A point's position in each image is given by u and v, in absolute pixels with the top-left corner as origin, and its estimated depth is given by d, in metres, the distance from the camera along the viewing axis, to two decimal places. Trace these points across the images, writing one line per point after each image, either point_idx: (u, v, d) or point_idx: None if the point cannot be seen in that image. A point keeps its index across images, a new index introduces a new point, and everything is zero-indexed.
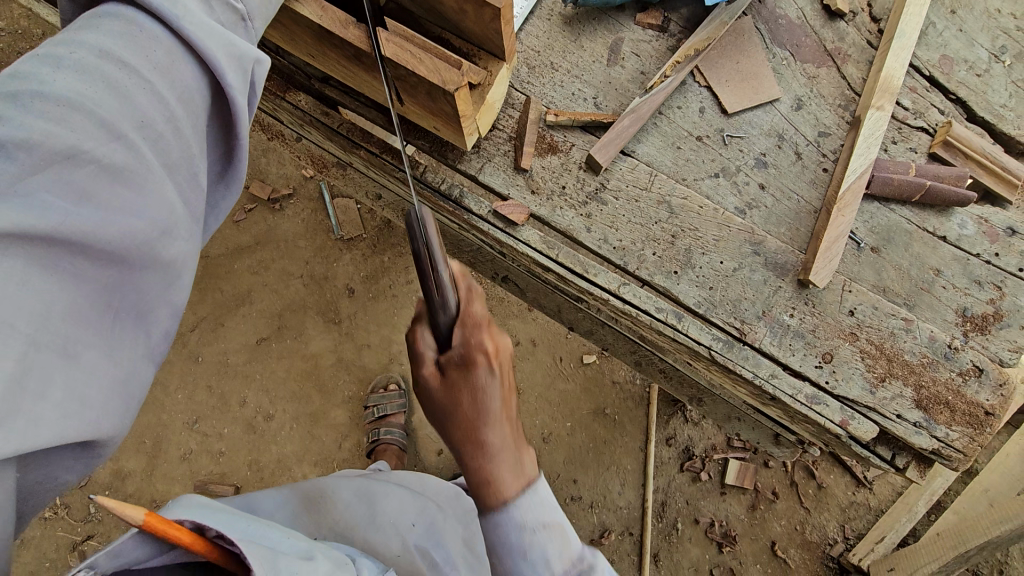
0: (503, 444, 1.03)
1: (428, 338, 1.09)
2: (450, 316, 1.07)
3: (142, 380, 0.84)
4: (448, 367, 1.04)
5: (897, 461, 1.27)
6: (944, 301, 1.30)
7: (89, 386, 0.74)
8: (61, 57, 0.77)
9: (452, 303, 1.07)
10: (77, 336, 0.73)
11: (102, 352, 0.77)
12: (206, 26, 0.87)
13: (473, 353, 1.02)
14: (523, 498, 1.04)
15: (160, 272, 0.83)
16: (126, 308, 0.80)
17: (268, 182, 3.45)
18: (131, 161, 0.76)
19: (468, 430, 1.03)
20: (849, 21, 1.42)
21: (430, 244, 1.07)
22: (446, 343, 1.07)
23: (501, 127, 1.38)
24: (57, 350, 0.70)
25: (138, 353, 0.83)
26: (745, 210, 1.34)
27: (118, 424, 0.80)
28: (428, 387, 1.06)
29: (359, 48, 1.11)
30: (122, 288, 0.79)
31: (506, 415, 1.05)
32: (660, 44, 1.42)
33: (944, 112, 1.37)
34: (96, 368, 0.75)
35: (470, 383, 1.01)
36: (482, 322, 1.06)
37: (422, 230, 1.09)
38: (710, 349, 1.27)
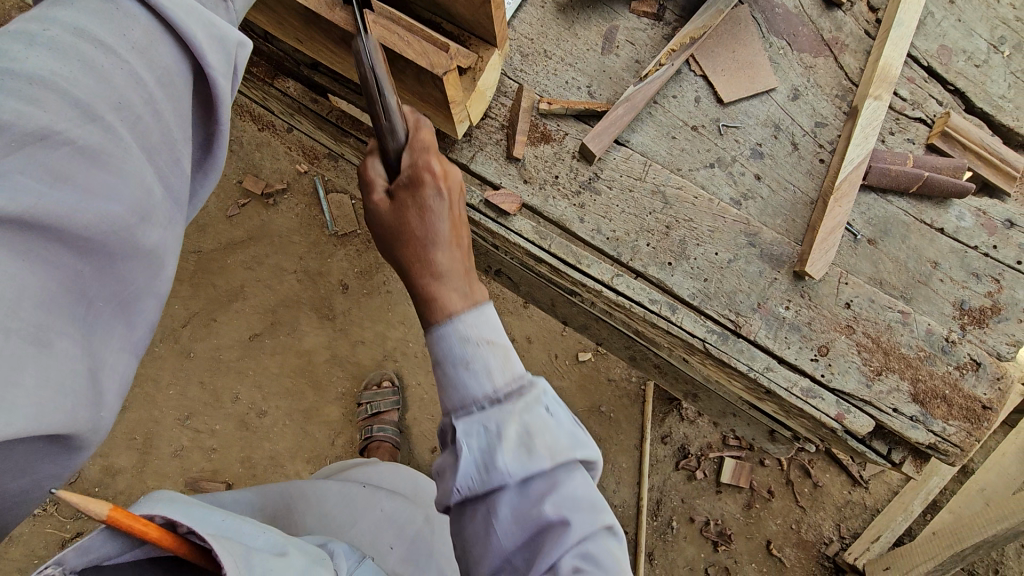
0: (451, 267, 0.97)
1: (378, 165, 1.04)
2: (404, 147, 1.00)
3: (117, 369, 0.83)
4: (399, 187, 0.98)
5: (893, 456, 1.25)
6: (941, 294, 1.28)
7: (61, 375, 0.72)
8: (35, 36, 0.74)
9: (404, 130, 1.01)
10: (50, 324, 0.72)
11: (75, 340, 0.75)
12: (186, 6, 0.85)
13: (418, 171, 0.97)
14: (471, 313, 0.92)
15: (139, 258, 0.81)
16: (102, 295, 0.79)
17: (262, 177, 3.42)
18: (107, 143, 0.74)
19: (416, 247, 0.97)
20: (847, 10, 1.40)
21: (378, 74, 0.97)
22: (396, 169, 1.01)
23: (494, 116, 1.36)
24: (28, 338, 0.69)
25: (114, 341, 0.81)
26: (740, 201, 1.32)
27: (91, 413, 0.78)
28: (381, 229, 1.00)
29: (347, 32, 1.08)
30: (99, 275, 0.77)
31: (463, 256, 0.99)
32: (655, 32, 1.40)
33: (942, 103, 1.35)
34: (68, 357, 0.74)
35: (419, 200, 0.97)
36: (430, 145, 1.01)
37: (369, 59, 0.98)
38: (704, 341, 1.25)
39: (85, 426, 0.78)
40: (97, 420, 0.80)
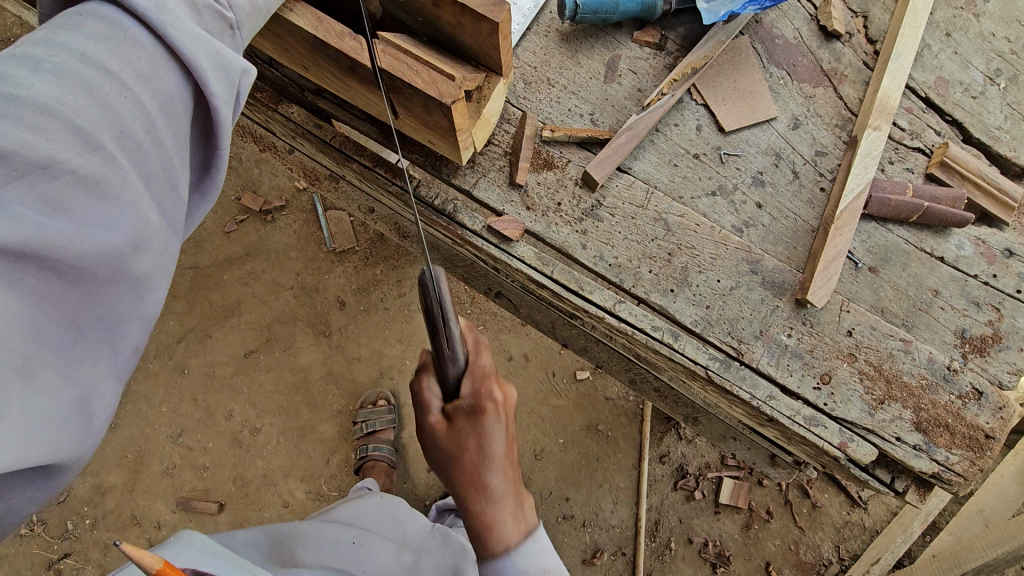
0: (505, 488, 1.03)
1: (434, 388, 1.07)
2: (458, 368, 1.04)
3: (106, 401, 0.81)
4: (455, 417, 1.02)
5: (896, 485, 1.25)
6: (942, 322, 1.28)
7: (42, 407, 0.71)
8: (40, 61, 0.74)
9: (461, 356, 1.04)
10: (39, 354, 0.71)
11: (61, 371, 0.74)
12: (193, 34, 0.85)
13: (482, 402, 1.01)
14: (525, 545, 1.05)
15: (130, 286, 0.80)
16: (92, 325, 0.78)
17: (260, 193, 3.41)
18: (106, 171, 0.74)
19: (471, 473, 1.01)
20: (846, 41, 1.42)
21: (443, 299, 1.03)
22: (453, 394, 1.04)
23: (497, 142, 1.37)
24: (13, 369, 0.68)
25: (103, 371, 0.80)
26: (742, 228, 1.33)
27: (77, 443, 0.77)
28: (436, 434, 1.04)
29: (353, 61, 1.09)
30: (89, 303, 0.76)
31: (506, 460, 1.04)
32: (658, 61, 1.42)
33: (940, 133, 1.37)
34: (52, 388, 0.73)
35: (477, 427, 1.00)
36: (490, 372, 1.06)
37: (433, 285, 1.04)
38: (707, 368, 1.25)
39: (71, 455, 0.77)
40: (84, 448, 0.79)
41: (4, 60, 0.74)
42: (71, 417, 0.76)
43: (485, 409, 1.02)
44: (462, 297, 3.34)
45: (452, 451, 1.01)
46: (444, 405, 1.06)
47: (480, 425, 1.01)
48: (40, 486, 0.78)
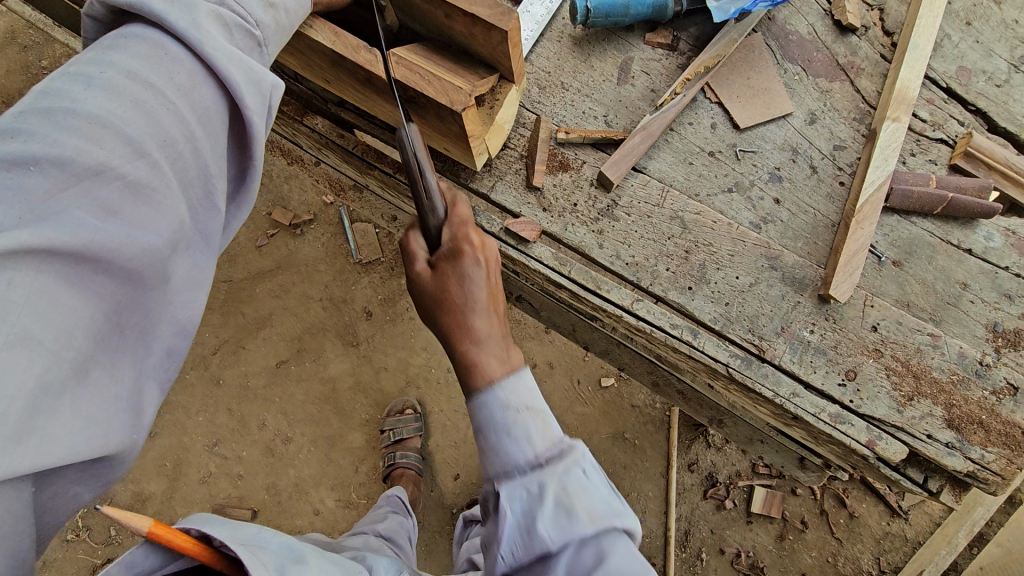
0: (491, 331, 1.00)
1: (420, 240, 1.11)
2: (439, 218, 1.09)
3: (149, 400, 0.86)
4: (436, 263, 1.05)
5: (930, 485, 1.21)
6: (972, 316, 1.25)
7: (91, 405, 0.75)
8: (92, 77, 0.79)
9: (440, 208, 1.09)
10: (91, 354, 0.75)
11: (107, 368, 0.78)
12: (228, 51, 0.90)
13: (458, 242, 1.04)
14: (510, 380, 0.96)
15: (163, 290, 0.84)
16: (133, 326, 0.82)
17: (289, 208, 3.53)
18: (152, 178, 0.79)
19: (457, 317, 1.01)
20: (861, 35, 1.41)
21: (414, 151, 1.09)
22: (435, 242, 1.09)
23: (513, 147, 1.40)
24: (72, 369, 0.72)
25: (143, 369, 0.85)
26: (760, 224, 1.32)
27: (123, 438, 0.81)
28: (417, 284, 1.06)
29: (370, 72, 1.13)
30: (133, 304, 0.81)
31: (493, 306, 1.03)
32: (670, 62, 1.43)
33: (963, 123, 1.34)
34: (101, 386, 0.77)
35: (457, 269, 1.02)
36: (468, 220, 1.08)
37: (408, 140, 1.10)
38: (727, 366, 1.23)
39: (118, 449, 0.81)
40: (131, 441, 0.84)
41: (58, 78, 0.79)
42: (117, 412, 0.80)
43: (463, 251, 1.04)
44: None
45: (439, 293, 1.03)
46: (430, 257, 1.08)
47: (461, 266, 1.03)
48: (87, 479, 0.81)
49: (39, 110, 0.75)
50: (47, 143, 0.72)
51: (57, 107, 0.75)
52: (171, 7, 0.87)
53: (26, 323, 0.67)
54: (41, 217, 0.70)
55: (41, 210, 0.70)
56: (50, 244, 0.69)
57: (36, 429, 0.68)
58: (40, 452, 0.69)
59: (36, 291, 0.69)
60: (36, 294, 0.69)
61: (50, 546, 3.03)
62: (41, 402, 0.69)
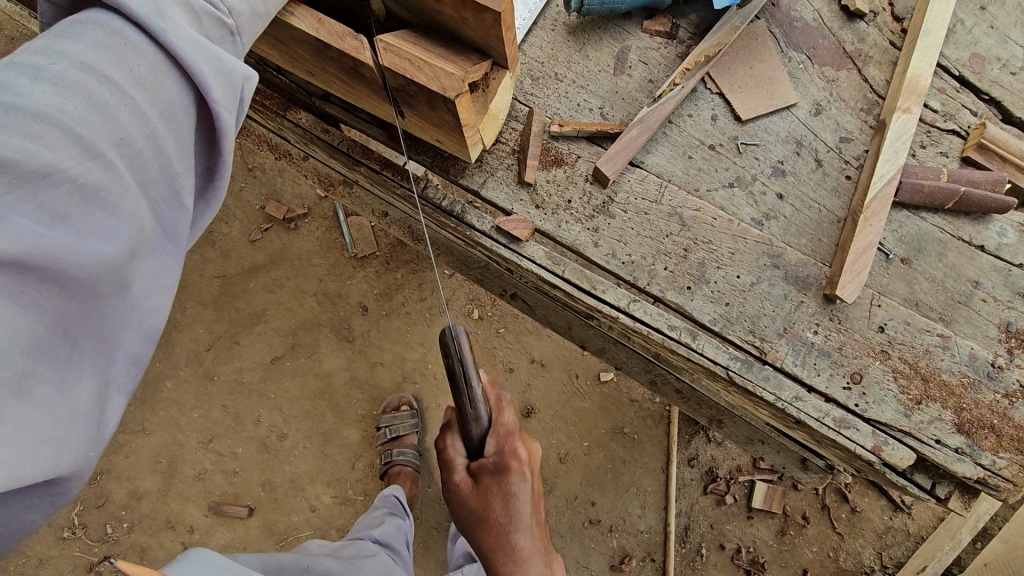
0: (532, 550, 1.14)
1: (457, 445, 1.19)
2: (482, 428, 1.13)
3: (110, 415, 0.81)
4: (480, 475, 1.12)
5: (938, 491, 1.17)
6: (984, 316, 1.20)
7: (38, 423, 0.71)
8: (40, 68, 0.73)
9: (484, 415, 1.12)
10: (35, 369, 0.70)
11: (59, 384, 0.73)
12: (194, 41, 0.84)
13: (507, 459, 1.11)
14: None
15: (125, 298, 0.79)
16: (90, 336, 0.77)
17: (283, 202, 3.47)
18: (107, 180, 0.73)
19: (498, 535, 1.12)
20: (870, 21, 1.34)
21: (464, 361, 1.10)
22: (477, 452, 1.14)
23: (505, 140, 1.34)
24: (9, 386, 0.68)
25: (104, 383, 0.80)
26: (762, 221, 1.27)
27: (75, 455, 0.76)
28: (461, 494, 1.14)
29: (356, 60, 1.06)
30: (91, 314, 0.76)
31: (532, 521, 1.16)
32: (669, 51, 1.36)
33: (977, 113, 1.27)
34: (51, 403, 0.72)
35: (502, 491, 1.09)
36: (513, 430, 1.15)
37: (456, 350, 1.10)
38: (727, 369, 1.18)
39: (70, 468, 0.76)
40: (85, 459, 0.79)
41: (1, 65, 0.73)
42: (70, 429, 0.75)
43: (509, 467, 1.11)
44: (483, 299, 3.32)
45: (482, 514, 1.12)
46: (468, 463, 1.16)
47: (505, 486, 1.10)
48: (39, 492, 0.76)
49: None
50: None
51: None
52: None
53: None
54: None
55: None
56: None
57: None
58: None
59: None
60: None
61: (46, 544, 3.01)
62: None
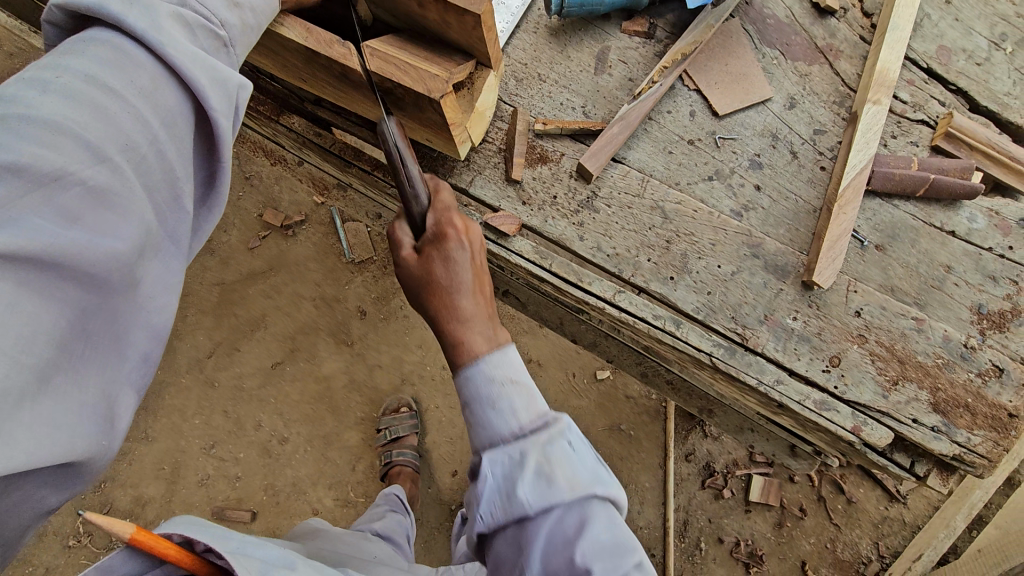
0: (476, 312, 1.02)
1: (406, 229, 1.13)
2: (423, 206, 1.11)
3: (121, 408, 0.84)
4: (421, 243, 1.07)
5: (917, 469, 1.21)
6: (957, 299, 1.24)
7: (52, 412, 0.74)
8: (47, 82, 0.78)
9: (424, 195, 1.11)
10: (53, 361, 0.74)
11: (71, 377, 0.77)
12: (191, 53, 0.89)
13: (443, 228, 1.07)
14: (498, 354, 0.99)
15: (131, 296, 0.83)
16: (99, 331, 0.80)
17: (280, 209, 3.52)
18: (114, 182, 0.77)
19: (442, 298, 1.04)
20: (840, 17, 1.39)
21: (395, 142, 1.08)
22: (419, 227, 1.10)
23: (491, 140, 1.38)
24: (31, 373, 0.71)
25: (112, 377, 0.83)
26: (741, 212, 1.31)
27: (89, 444, 0.79)
28: (406, 264, 1.08)
29: (345, 66, 1.11)
30: (101, 311, 0.80)
31: (477, 286, 1.05)
32: (647, 50, 1.41)
33: (945, 103, 1.31)
34: (65, 393, 0.76)
35: (443, 253, 1.05)
36: (450, 206, 1.11)
37: (388, 131, 1.08)
38: (712, 355, 1.22)
39: (86, 456, 0.80)
40: (99, 450, 0.82)
41: (11, 81, 0.78)
42: (82, 420, 0.78)
43: (446, 234, 1.07)
44: None
45: (422, 276, 1.05)
46: (415, 242, 1.11)
47: (444, 249, 1.06)
48: (50, 481, 0.79)
49: None
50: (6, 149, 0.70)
51: (8, 111, 0.74)
52: (128, 9, 0.86)
53: None
54: None
55: None
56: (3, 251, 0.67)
57: None
58: None
59: None
60: None
61: (51, 552, 3.03)
62: None
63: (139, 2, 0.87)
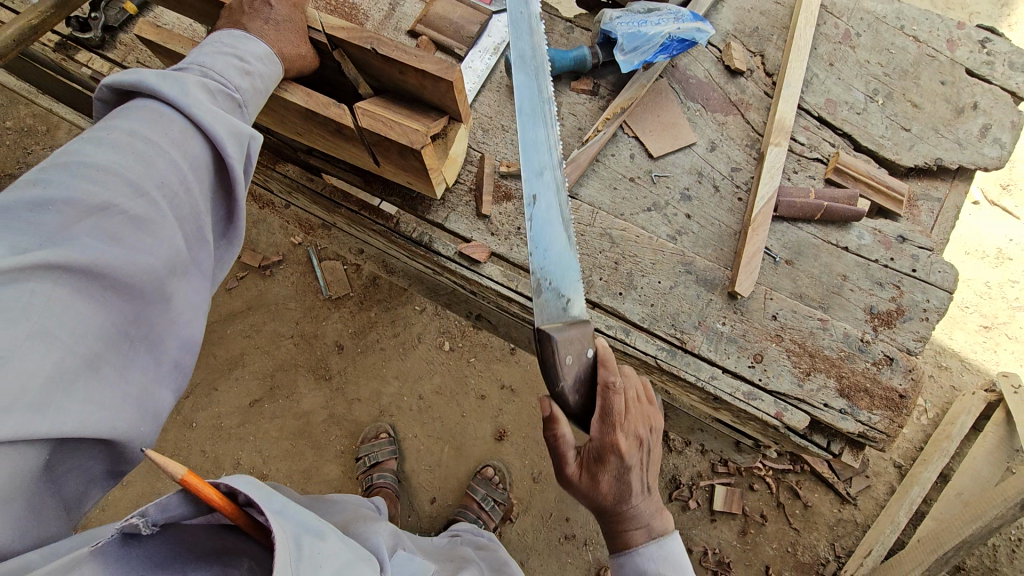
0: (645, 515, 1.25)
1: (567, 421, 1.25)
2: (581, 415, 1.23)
3: (153, 402, 0.98)
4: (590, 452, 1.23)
5: (833, 447, 1.44)
6: (853, 301, 1.49)
7: (100, 397, 0.88)
8: (101, 139, 0.98)
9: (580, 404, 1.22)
10: (100, 355, 0.89)
11: (117, 370, 0.92)
12: (213, 111, 1.09)
13: (609, 444, 1.19)
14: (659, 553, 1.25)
15: (163, 306, 0.99)
16: (138, 336, 0.96)
17: (258, 250, 3.66)
18: (151, 212, 0.96)
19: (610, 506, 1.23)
20: (748, 77, 1.67)
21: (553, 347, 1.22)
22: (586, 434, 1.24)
23: (463, 181, 1.61)
24: (84, 361, 0.86)
25: (147, 376, 0.97)
26: (675, 236, 1.55)
27: (127, 429, 0.93)
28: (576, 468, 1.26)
29: (340, 123, 1.32)
30: (139, 318, 0.95)
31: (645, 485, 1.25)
32: (593, 104, 1.67)
33: (834, 145, 1.61)
34: (111, 383, 0.90)
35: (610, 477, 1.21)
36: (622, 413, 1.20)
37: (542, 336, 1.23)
38: (656, 357, 1.45)
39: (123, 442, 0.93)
40: (136, 436, 0.95)
41: (73, 141, 0.98)
42: (123, 407, 0.92)
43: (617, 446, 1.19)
44: (453, 331, 3.54)
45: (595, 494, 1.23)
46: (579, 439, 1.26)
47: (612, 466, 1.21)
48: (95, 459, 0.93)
49: (58, 165, 0.93)
50: (69, 189, 0.90)
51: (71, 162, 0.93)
52: (163, 79, 1.07)
53: (45, 322, 0.82)
54: (58, 243, 0.86)
55: (59, 238, 0.87)
56: (62, 262, 0.84)
57: (57, 405, 0.82)
58: (55, 426, 0.81)
59: (55, 298, 0.83)
60: (55, 301, 0.83)
61: None
62: (59, 386, 0.82)
63: (172, 75, 1.08)
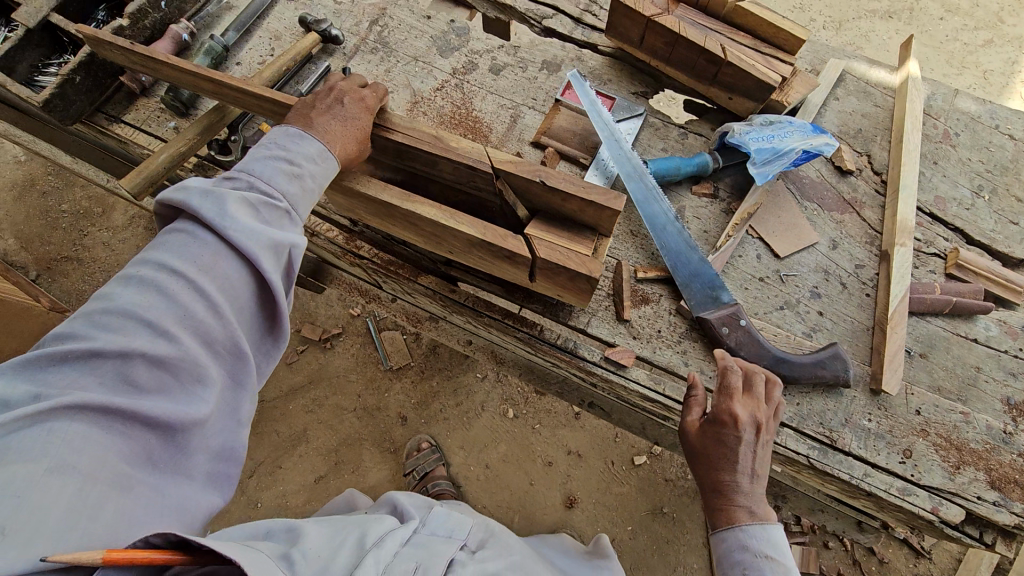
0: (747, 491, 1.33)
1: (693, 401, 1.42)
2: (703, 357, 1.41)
3: (197, 517, 1.03)
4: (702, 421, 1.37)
5: (985, 537, 1.46)
6: (989, 393, 1.56)
7: (127, 530, 0.92)
8: (130, 277, 1.05)
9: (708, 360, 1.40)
10: (126, 491, 0.92)
11: (153, 499, 0.96)
12: (248, 227, 1.11)
13: (722, 415, 1.33)
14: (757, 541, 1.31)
15: (198, 431, 1.02)
16: (167, 462, 0.99)
17: (318, 323, 3.70)
18: (169, 347, 0.99)
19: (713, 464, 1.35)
20: (857, 175, 1.78)
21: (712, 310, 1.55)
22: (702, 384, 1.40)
23: (601, 287, 1.67)
24: (106, 501, 0.90)
25: (188, 496, 1.01)
26: (811, 333, 1.62)
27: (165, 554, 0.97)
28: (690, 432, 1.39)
29: (513, 251, 1.38)
30: (168, 447, 0.99)
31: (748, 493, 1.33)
32: (715, 208, 1.75)
33: (948, 239, 1.71)
34: (145, 513, 0.94)
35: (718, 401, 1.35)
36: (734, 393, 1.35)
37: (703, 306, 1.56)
38: (808, 457, 1.49)
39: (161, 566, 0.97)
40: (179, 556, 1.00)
41: (111, 279, 1.07)
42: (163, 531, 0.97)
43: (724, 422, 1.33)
44: (517, 398, 3.57)
45: (702, 441, 1.36)
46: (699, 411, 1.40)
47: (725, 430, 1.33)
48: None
49: (90, 311, 1.01)
50: (80, 339, 0.97)
51: (97, 307, 1.01)
52: (202, 203, 1.11)
53: (52, 473, 0.86)
54: (57, 394, 0.92)
55: (66, 387, 0.93)
56: (69, 413, 0.90)
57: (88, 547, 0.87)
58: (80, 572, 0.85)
59: (59, 451, 0.88)
60: (60, 454, 0.88)
61: None
62: (85, 533, 0.87)
63: (210, 195, 1.13)
